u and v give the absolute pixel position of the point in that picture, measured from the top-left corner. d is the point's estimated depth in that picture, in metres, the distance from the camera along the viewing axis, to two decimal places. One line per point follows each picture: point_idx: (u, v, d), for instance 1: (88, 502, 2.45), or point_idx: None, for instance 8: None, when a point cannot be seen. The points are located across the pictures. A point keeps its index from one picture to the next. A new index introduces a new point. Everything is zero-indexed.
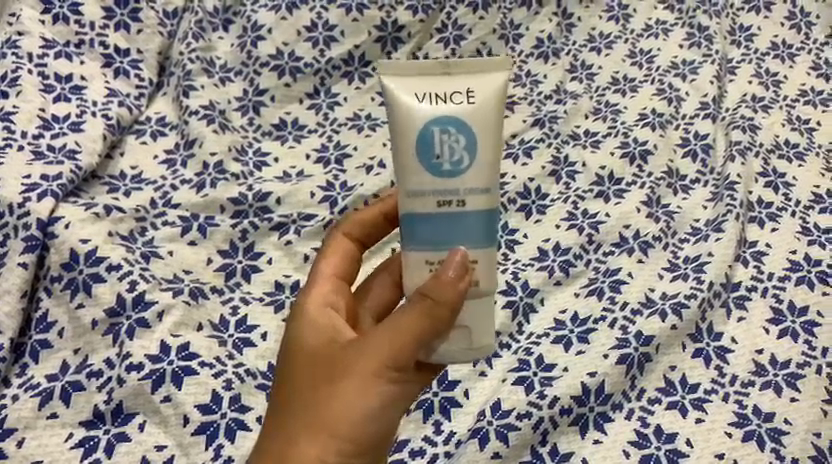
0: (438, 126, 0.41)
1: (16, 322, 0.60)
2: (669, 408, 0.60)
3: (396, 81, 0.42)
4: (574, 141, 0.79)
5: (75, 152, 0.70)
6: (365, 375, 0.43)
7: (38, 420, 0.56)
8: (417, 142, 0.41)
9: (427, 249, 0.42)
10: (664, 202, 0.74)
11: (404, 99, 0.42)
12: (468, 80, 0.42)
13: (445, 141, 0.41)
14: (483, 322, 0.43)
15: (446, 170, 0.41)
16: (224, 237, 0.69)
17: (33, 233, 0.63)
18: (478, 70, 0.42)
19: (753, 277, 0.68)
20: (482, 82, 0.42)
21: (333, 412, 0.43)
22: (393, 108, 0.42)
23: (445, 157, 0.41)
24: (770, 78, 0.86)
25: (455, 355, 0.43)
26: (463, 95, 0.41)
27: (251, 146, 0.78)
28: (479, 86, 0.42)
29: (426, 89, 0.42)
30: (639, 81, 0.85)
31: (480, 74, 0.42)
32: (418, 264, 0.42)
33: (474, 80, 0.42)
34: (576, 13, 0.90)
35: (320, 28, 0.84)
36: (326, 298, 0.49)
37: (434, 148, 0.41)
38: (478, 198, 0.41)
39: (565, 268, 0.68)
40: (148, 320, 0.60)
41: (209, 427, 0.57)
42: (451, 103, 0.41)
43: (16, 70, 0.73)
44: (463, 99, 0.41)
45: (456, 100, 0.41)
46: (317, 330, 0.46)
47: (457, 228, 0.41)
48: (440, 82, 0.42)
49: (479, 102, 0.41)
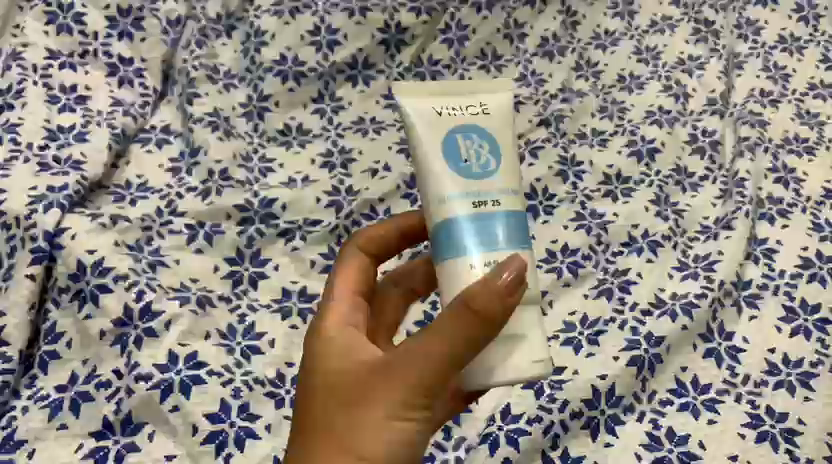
0: (460, 135, 0.43)
1: (25, 333, 0.60)
2: (681, 410, 0.59)
3: (412, 97, 0.44)
4: (580, 141, 0.79)
5: (81, 163, 0.70)
6: (392, 397, 0.40)
7: (48, 431, 0.56)
8: (441, 149, 0.43)
9: (468, 251, 0.41)
10: (672, 200, 0.73)
11: (421, 112, 0.44)
12: (479, 96, 0.45)
13: (469, 148, 0.43)
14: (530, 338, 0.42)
15: (475, 172, 0.42)
16: (230, 244, 0.68)
17: (40, 244, 0.63)
18: (486, 87, 0.45)
19: (764, 275, 0.67)
20: (494, 97, 0.45)
21: (359, 439, 0.40)
22: (411, 121, 0.44)
23: (470, 161, 0.42)
24: (778, 72, 0.85)
25: (497, 373, 0.41)
26: (478, 108, 0.44)
27: (256, 152, 0.77)
28: (491, 100, 0.45)
29: (442, 103, 0.44)
30: (645, 77, 0.84)
31: (489, 91, 0.45)
32: (462, 270, 0.41)
33: (485, 96, 0.45)
34: (580, 11, 0.89)
35: (323, 32, 0.84)
36: (348, 311, 0.47)
37: (458, 154, 0.43)
38: (509, 198, 0.42)
39: (573, 269, 0.68)
40: (156, 330, 0.61)
41: (218, 436, 0.57)
42: (469, 114, 0.44)
43: (22, 82, 0.74)
44: (479, 110, 0.44)
45: (472, 113, 0.44)
46: (339, 352, 0.43)
47: (498, 227, 0.41)
48: (454, 97, 0.44)
49: (493, 114, 0.44)
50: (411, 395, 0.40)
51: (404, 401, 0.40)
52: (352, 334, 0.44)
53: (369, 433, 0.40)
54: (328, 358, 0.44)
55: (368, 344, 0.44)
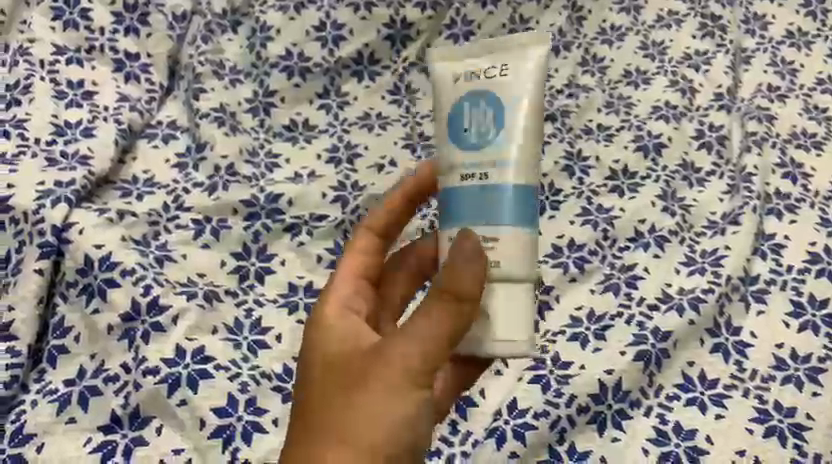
0: (469, 101, 0.44)
1: (33, 328, 0.60)
2: (688, 405, 0.59)
3: (439, 59, 0.45)
4: (586, 136, 0.78)
5: (88, 158, 0.70)
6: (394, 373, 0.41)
7: (57, 425, 0.56)
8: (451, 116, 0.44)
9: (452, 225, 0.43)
10: (679, 195, 0.73)
11: (443, 75, 0.45)
12: (504, 56, 0.44)
13: (473, 116, 0.43)
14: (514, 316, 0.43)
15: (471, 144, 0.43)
16: (236, 239, 0.69)
17: (48, 239, 0.63)
18: (515, 46, 0.44)
19: (771, 270, 0.67)
20: (514, 57, 0.43)
21: (359, 419, 0.40)
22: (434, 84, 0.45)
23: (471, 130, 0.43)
24: (786, 67, 0.84)
25: (476, 347, 0.43)
26: (496, 70, 0.43)
27: (262, 148, 0.77)
28: (514, 60, 0.43)
29: (463, 65, 0.44)
30: (652, 73, 0.84)
31: (516, 50, 0.44)
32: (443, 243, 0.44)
33: (510, 56, 0.44)
34: (586, 6, 0.89)
35: (329, 28, 0.84)
36: (349, 299, 0.48)
37: (462, 123, 0.43)
38: (501, 173, 0.42)
39: (579, 264, 0.67)
40: (163, 325, 0.61)
41: (225, 430, 0.57)
42: (484, 79, 0.43)
43: (29, 77, 0.74)
44: (496, 73, 0.43)
45: (489, 76, 0.43)
46: (339, 338, 0.44)
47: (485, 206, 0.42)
48: (477, 58, 0.44)
49: (511, 77, 0.43)
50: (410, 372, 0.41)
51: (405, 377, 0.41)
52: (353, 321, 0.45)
53: (369, 412, 0.40)
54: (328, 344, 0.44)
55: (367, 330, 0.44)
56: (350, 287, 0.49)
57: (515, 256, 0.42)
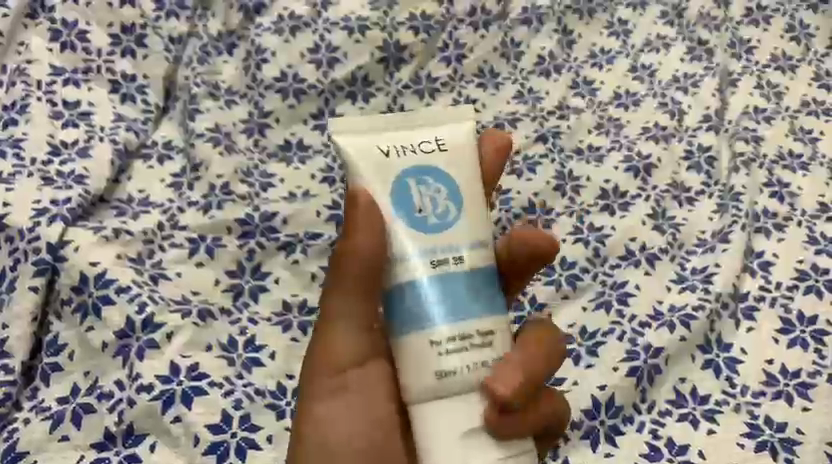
0: (413, 180, 0.44)
1: (28, 344, 0.60)
2: (679, 420, 0.60)
3: (346, 139, 0.46)
4: (577, 156, 0.80)
5: (84, 177, 0.71)
6: (338, 395, 0.48)
7: (50, 443, 0.56)
8: (431, 165, 0.45)
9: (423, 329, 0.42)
10: (669, 214, 0.74)
11: (368, 152, 0.45)
12: (436, 131, 0.46)
13: (425, 195, 0.44)
14: (458, 438, 0.41)
15: (434, 225, 0.43)
16: (231, 257, 0.69)
17: (43, 256, 0.63)
18: (445, 122, 0.47)
19: (761, 287, 0.68)
20: (451, 129, 0.47)
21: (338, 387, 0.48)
22: (358, 159, 0.45)
23: (438, 202, 0.44)
24: (771, 90, 0.86)
25: None
26: (432, 143, 0.45)
27: (257, 168, 0.78)
28: (447, 134, 0.46)
29: (389, 142, 0.45)
30: (641, 95, 0.85)
31: (444, 125, 0.47)
32: (423, 347, 0.42)
33: (443, 130, 0.46)
34: (575, 31, 0.92)
35: (323, 50, 0.86)
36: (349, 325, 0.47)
37: (416, 204, 0.44)
38: (472, 253, 0.44)
39: (571, 281, 0.68)
40: (158, 341, 0.61)
41: (220, 447, 0.57)
42: (423, 152, 0.45)
43: (26, 97, 0.75)
44: (434, 146, 0.45)
45: (427, 148, 0.45)
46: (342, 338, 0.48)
47: (472, 286, 0.43)
48: (404, 135, 0.46)
49: (449, 149, 0.46)
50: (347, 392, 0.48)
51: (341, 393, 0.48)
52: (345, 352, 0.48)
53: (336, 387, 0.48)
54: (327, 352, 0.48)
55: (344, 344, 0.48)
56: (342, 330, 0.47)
57: (420, 378, 0.42)
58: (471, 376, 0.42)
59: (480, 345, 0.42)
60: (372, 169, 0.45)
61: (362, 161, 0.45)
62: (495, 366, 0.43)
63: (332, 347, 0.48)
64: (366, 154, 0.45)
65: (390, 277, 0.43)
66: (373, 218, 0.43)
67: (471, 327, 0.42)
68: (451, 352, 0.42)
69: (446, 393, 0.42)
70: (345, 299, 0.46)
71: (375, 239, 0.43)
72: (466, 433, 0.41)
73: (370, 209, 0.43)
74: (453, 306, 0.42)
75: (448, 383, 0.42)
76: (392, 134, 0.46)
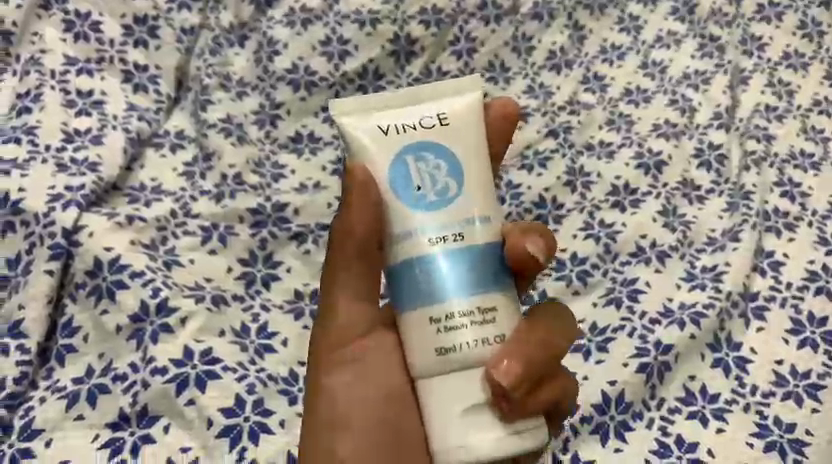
0: (412, 157, 0.44)
1: (43, 326, 0.61)
2: (689, 418, 0.60)
3: (348, 120, 0.45)
4: (588, 152, 0.80)
5: (97, 164, 0.71)
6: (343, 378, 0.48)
7: (65, 422, 0.56)
8: (432, 142, 0.44)
9: (425, 306, 0.42)
10: (679, 211, 0.74)
11: (370, 132, 0.45)
12: (438, 105, 0.45)
13: (425, 171, 0.44)
14: (460, 414, 0.41)
15: (433, 201, 0.43)
16: (243, 246, 0.69)
17: (59, 241, 0.64)
18: (447, 95, 0.46)
19: (770, 286, 0.68)
20: (453, 103, 0.46)
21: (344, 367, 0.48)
22: (360, 140, 0.45)
23: (438, 179, 0.43)
24: (783, 88, 0.86)
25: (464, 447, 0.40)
26: (433, 119, 0.45)
27: (268, 159, 0.78)
28: (449, 108, 0.45)
29: (390, 121, 0.45)
30: (651, 92, 0.85)
31: (447, 99, 0.46)
32: (423, 323, 0.42)
33: (444, 103, 0.45)
34: (587, 26, 0.91)
35: (334, 43, 0.86)
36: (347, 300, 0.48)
37: (416, 181, 0.43)
38: (473, 227, 0.43)
39: (582, 277, 0.69)
40: (171, 325, 0.61)
41: (233, 430, 0.57)
42: (423, 128, 0.44)
43: (40, 86, 0.75)
44: (435, 122, 0.45)
45: (428, 124, 0.44)
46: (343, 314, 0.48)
47: (474, 262, 0.42)
48: (405, 111, 0.45)
49: (451, 124, 0.45)
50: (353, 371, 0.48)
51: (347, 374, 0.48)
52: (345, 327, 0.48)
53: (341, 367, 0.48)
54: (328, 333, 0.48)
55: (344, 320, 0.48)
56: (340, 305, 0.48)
57: (422, 355, 0.42)
58: (468, 355, 0.41)
59: (478, 323, 0.42)
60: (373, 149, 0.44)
61: (363, 139, 0.45)
62: (494, 343, 0.42)
63: (333, 323, 0.48)
64: (366, 134, 0.45)
65: (391, 254, 0.44)
66: (370, 196, 0.43)
67: (471, 303, 0.42)
68: (448, 330, 0.41)
69: (445, 370, 0.42)
70: (343, 271, 0.47)
71: (370, 216, 0.44)
72: (466, 412, 0.41)
73: (367, 188, 0.43)
74: (452, 283, 0.42)
75: (446, 361, 0.42)
76: (393, 111, 0.45)
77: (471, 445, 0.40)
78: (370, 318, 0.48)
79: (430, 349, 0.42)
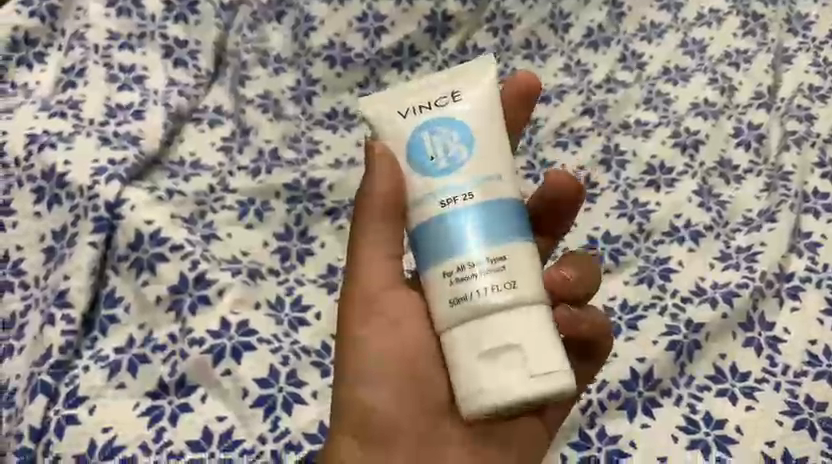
0: (427, 134, 0.44)
1: (86, 296, 0.63)
2: (719, 396, 0.60)
3: (368, 106, 0.45)
4: (625, 130, 0.79)
5: (139, 139, 0.74)
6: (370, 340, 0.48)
7: (107, 390, 0.59)
8: (445, 116, 0.44)
9: (439, 260, 0.42)
10: (715, 192, 0.73)
11: (388, 116, 0.45)
12: (454, 84, 0.45)
13: (439, 145, 0.44)
14: (482, 360, 0.40)
15: (444, 169, 0.43)
16: (280, 221, 0.71)
17: (102, 214, 0.66)
18: (464, 74, 0.45)
19: (807, 268, 0.67)
20: (470, 81, 0.45)
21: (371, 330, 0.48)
22: (379, 124, 0.45)
23: (450, 149, 0.43)
24: (829, 67, 0.83)
25: (492, 391, 0.40)
26: (449, 98, 0.44)
27: (304, 135, 0.79)
28: (465, 86, 0.45)
29: (407, 103, 0.45)
30: (691, 70, 0.84)
31: (464, 77, 0.45)
32: (437, 277, 0.42)
33: (461, 82, 0.45)
34: (626, 2, 0.90)
35: (370, 19, 0.87)
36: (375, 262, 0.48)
37: (431, 155, 0.44)
38: (483, 190, 0.43)
39: (615, 256, 0.68)
40: (209, 297, 0.63)
41: (267, 400, 0.59)
42: (439, 108, 0.44)
43: (84, 61, 0.77)
44: (451, 100, 0.44)
45: (443, 104, 0.44)
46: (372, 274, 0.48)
47: (483, 217, 0.42)
48: (422, 93, 0.45)
49: (467, 102, 0.44)
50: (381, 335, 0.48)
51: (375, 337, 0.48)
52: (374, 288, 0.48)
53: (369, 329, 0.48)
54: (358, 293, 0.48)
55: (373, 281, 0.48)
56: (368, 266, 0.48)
57: (442, 306, 0.42)
58: (482, 301, 0.41)
59: (490, 272, 0.41)
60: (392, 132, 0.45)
61: (382, 123, 0.45)
62: (509, 290, 0.41)
63: (359, 284, 0.48)
64: (385, 118, 0.45)
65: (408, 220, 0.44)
66: (387, 169, 0.44)
67: (480, 255, 0.42)
68: (462, 280, 0.42)
69: (460, 319, 0.42)
70: (373, 231, 0.47)
71: (389, 184, 0.44)
72: (488, 355, 0.40)
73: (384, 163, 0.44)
74: (461, 239, 0.42)
75: (460, 309, 0.42)
76: (411, 89, 0.45)
77: (489, 389, 0.40)
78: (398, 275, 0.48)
79: (447, 300, 0.42)
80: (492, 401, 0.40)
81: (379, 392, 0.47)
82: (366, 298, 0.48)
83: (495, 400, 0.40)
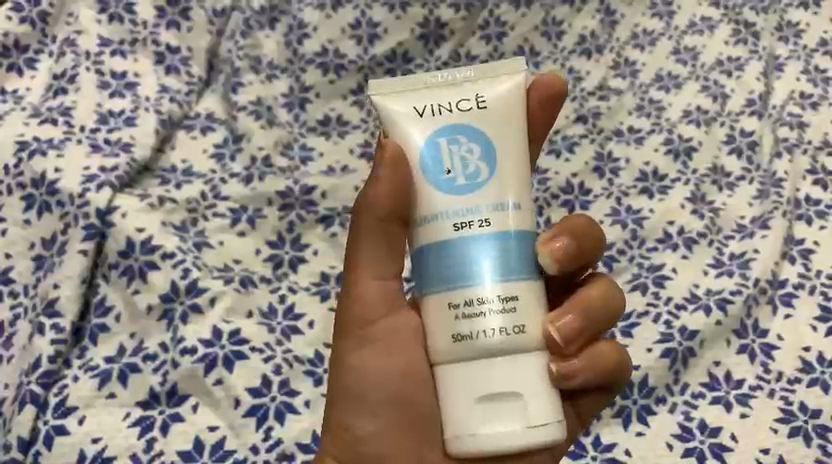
0: (445, 141, 0.42)
1: (76, 306, 0.62)
2: (713, 403, 0.60)
3: (386, 100, 0.43)
4: (617, 137, 0.79)
5: (129, 145, 0.73)
6: (362, 366, 0.47)
7: (97, 399, 0.58)
8: (464, 122, 0.42)
9: (446, 290, 0.40)
10: (708, 199, 0.73)
11: (406, 114, 0.43)
12: (478, 87, 0.43)
13: (455, 156, 0.42)
14: (476, 405, 0.40)
15: (459, 185, 0.41)
16: (271, 228, 0.71)
17: (92, 221, 0.65)
18: (490, 76, 0.43)
19: (800, 275, 0.67)
20: (495, 85, 0.43)
21: (363, 357, 0.47)
22: (395, 123, 0.43)
23: (468, 164, 0.42)
24: (819, 75, 0.84)
25: (482, 440, 0.39)
26: (471, 102, 0.42)
27: (296, 141, 0.79)
28: (489, 90, 0.43)
29: (426, 101, 0.43)
30: (683, 78, 0.84)
31: (488, 79, 0.43)
32: (442, 306, 0.41)
33: (485, 85, 0.43)
34: (619, 11, 0.90)
35: (364, 26, 0.86)
36: (370, 286, 0.47)
37: (445, 165, 0.42)
38: (497, 214, 0.41)
39: (608, 262, 0.69)
40: (201, 306, 0.63)
41: (259, 409, 0.59)
42: (458, 111, 0.42)
43: (75, 67, 0.77)
44: (473, 104, 0.42)
45: (464, 108, 0.42)
46: (366, 299, 0.47)
47: (497, 249, 0.40)
48: (443, 93, 0.43)
49: (490, 108, 0.42)
50: (374, 363, 0.47)
51: (367, 365, 0.47)
52: (368, 313, 0.47)
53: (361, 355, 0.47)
54: (350, 319, 0.48)
55: (367, 305, 0.47)
56: (362, 287, 0.47)
57: (442, 338, 0.41)
58: (485, 342, 0.40)
59: (499, 310, 0.40)
60: (408, 131, 0.43)
61: (399, 119, 0.43)
62: (516, 334, 0.40)
63: (353, 308, 0.47)
64: (402, 116, 0.43)
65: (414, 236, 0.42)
66: (397, 173, 0.42)
67: (492, 289, 0.40)
68: (467, 316, 0.40)
69: (459, 357, 0.40)
70: (367, 247, 0.46)
71: (395, 194, 0.42)
72: (484, 401, 0.39)
73: (394, 166, 0.42)
74: (472, 269, 0.40)
75: (461, 348, 0.40)
76: (431, 89, 0.43)
77: (483, 433, 0.39)
78: (392, 297, 0.47)
79: (447, 337, 0.40)
80: (484, 448, 0.39)
81: (371, 417, 0.47)
82: (363, 321, 0.47)
83: (485, 448, 0.39)
